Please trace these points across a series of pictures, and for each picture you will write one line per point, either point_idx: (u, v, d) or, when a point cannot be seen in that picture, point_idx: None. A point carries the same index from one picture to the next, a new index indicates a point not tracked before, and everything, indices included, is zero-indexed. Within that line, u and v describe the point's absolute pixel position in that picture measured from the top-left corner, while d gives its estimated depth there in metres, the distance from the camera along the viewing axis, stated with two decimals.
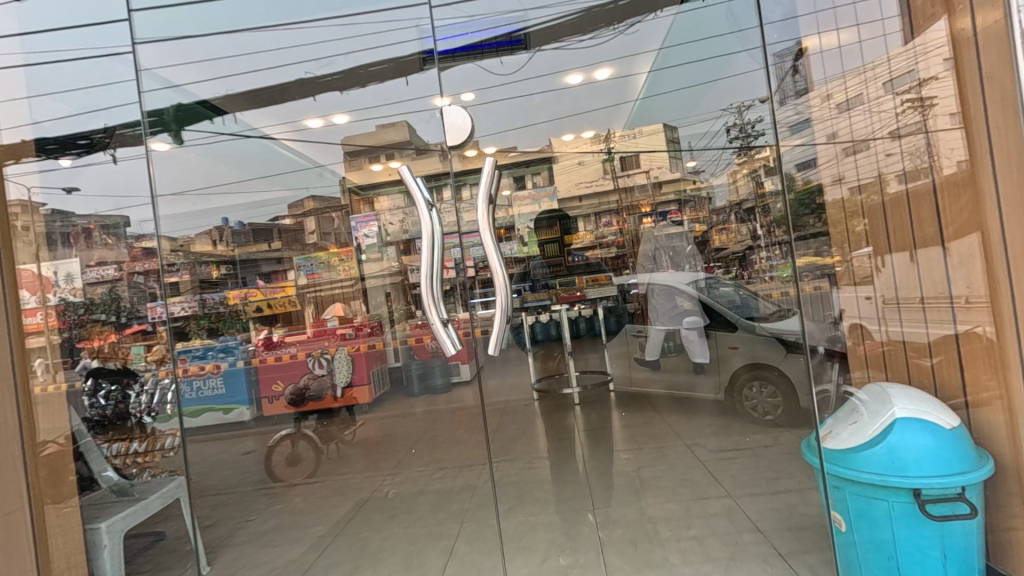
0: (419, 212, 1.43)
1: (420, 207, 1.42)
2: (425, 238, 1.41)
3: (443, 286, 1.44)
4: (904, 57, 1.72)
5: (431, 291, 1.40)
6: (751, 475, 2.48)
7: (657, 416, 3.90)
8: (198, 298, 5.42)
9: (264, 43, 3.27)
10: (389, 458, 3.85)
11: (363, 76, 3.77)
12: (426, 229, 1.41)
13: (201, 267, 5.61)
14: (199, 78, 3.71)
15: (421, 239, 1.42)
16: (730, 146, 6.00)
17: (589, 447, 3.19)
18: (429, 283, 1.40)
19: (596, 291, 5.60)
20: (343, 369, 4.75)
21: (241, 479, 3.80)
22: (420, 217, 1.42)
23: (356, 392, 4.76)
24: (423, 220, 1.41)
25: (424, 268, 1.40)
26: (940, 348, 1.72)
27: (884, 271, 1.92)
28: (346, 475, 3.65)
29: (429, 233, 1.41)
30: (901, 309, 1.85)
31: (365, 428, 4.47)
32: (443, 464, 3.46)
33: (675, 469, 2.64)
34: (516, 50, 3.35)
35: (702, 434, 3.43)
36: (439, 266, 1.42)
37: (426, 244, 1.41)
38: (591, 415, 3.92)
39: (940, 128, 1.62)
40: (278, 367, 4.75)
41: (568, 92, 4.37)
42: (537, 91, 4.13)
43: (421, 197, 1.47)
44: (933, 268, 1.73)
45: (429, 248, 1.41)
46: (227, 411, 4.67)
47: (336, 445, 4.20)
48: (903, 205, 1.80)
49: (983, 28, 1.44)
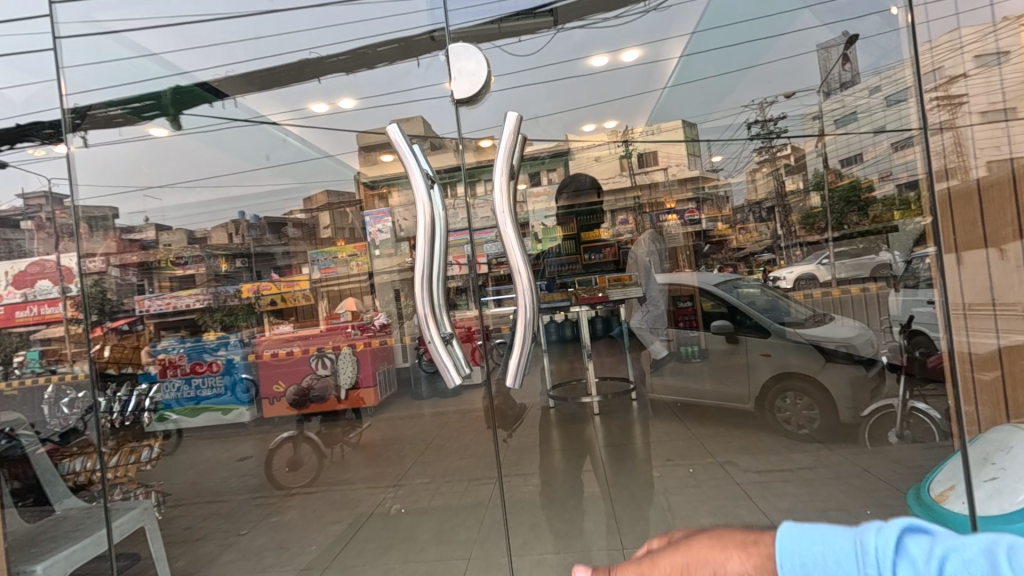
0: (417, 192, 1.15)
1: (418, 186, 1.14)
2: (424, 227, 1.14)
3: (447, 289, 1.17)
4: (932, 52, 1.61)
5: (428, 294, 1.13)
6: (798, 509, 2.20)
7: (683, 427, 3.63)
8: (212, 291, 5.32)
9: (279, 26, 3.13)
10: (395, 464, 3.65)
11: (369, 57, 3.40)
12: (425, 215, 1.14)
13: (209, 261, 5.48)
14: (208, 64, 3.56)
15: (417, 222, 1.16)
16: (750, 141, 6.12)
17: (610, 466, 2.93)
18: (424, 282, 1.13)
19: (620, 289, 3.86)
20: (348, 369, 4.52)
21: (237, 487, 3.62)
22: (417, 199, 1.15)
23: (361, 394, 4.48)
24: (421, 204, 1.14)
25: (420, 263, 1.13)
26: (1008, 358, 1.54)
27: (944, 276, 1.61)
28: (350, 484, 3.44)
29: (428, 221, 1.14)
30: (971, 318, 1.56)
31: (371, 430, 4.29)
32: (451, 476, 3.22)
33: (706, 497, 2.39)
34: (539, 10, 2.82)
35: (733, 452, 3.14)
36: (441, 259, 1.15)
37: (424, 233, 1.14)
38: (612, 425, 3.66)
39: (968, 125, 1.58)
40: (279, 366, 4.57)
41: (591, 78, 3.95)
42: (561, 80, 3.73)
43: (421, 170, 1.21)
44: (1010, 272, 1.53)
45: (428, 238, 1.14)
46: (225, 412, 4.50)
47: (340, 448, 4.05)
48: (974, 196, 1.57)
49: None
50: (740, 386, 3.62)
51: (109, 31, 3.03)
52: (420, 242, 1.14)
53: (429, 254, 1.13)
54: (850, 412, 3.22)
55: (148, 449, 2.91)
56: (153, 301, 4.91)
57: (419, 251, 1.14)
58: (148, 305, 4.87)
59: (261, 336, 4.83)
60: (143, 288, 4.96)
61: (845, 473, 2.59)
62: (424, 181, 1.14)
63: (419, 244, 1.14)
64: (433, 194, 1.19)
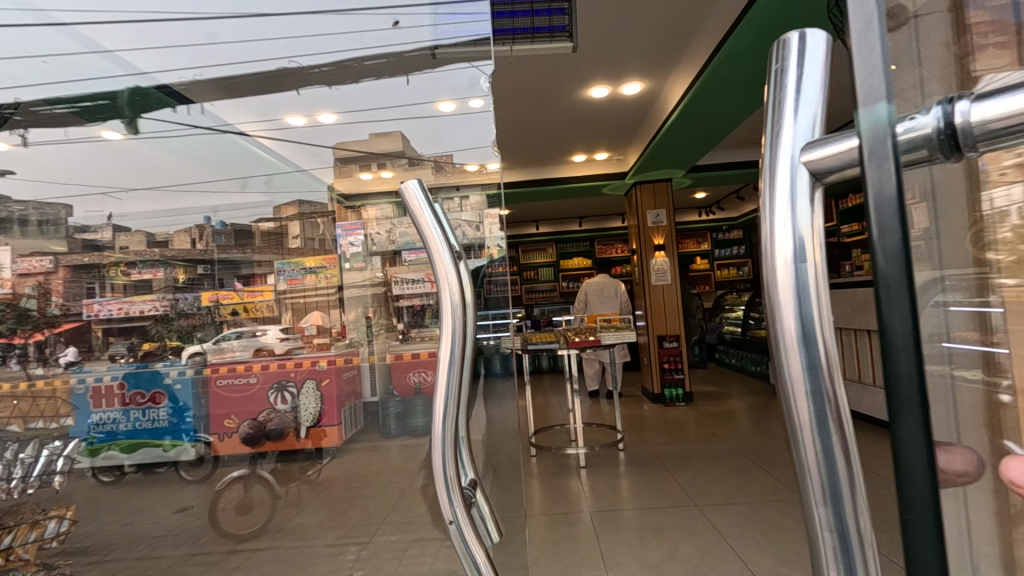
0: (437, 260, 0.51)
1: (443, 251, 0.51)
2: (454, 330, 0.50)
3: (471, 425, 0.56)
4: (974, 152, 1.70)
5: (452, 438, 0.50)
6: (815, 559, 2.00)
7: (677, 465, 3.27)
8: (170, 298, 4.58)
9: (228, 32, 2.65)
10: (355, 506, 3.28)
11: (354, 70, 2.94)
12: (455, 308, 0.51)
13: (164, 270, 4.67)
14: (172, 68, 3.13)
15: (436, 300, 0.51)
16: None
17: (597, 513, 2.65)
18: (446, 447, 0.50)
19: (612, 334, 3.52)
20: (310, 404, 3.95)
21: (175, 536, 3.17)
22: (440, 274, 0.51)
23: (324, 431, 3.92)
24: (451, 284, 0.50)
25: (439, 407, 0.50)
26: None
27: None
28: (305, 535, 3.02)
29: (461, 320, 0.50)
30: None
31: (332, 464, 3.86)
32: (421, 531, 2.89)
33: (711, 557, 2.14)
34: (557, 32, 1.90)
35: (734, 524, 2.33)
36: (466, 382, 0.52)
37: (453, 348, 0.50)
38: (604, 474, 3.23)
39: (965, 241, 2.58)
40: (232, 400, 4.00)
41: (507, 108, 3.69)
42: (538, 97, 3.55)
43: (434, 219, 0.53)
44: None
45: (461, 357, 0.50)
46: (167, 448, 3.82)
47: (296, 486, 3.64)
48: None
49: None
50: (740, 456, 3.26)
51: (59, 22, 2.77)
52: (445, 361, 0.50)
53: (458, 387, 0.51)
54: None
55: (54, 523, 2.65)
56: (102, 305, 4.38)
57: (437, 382, 0.51)
58: (97, 309, 4.35)
59: (212, 376, 4.02)
60: (93, 290, 4.42)
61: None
62: (453, 246, 0.52)
63: (441, 364, 0.51)
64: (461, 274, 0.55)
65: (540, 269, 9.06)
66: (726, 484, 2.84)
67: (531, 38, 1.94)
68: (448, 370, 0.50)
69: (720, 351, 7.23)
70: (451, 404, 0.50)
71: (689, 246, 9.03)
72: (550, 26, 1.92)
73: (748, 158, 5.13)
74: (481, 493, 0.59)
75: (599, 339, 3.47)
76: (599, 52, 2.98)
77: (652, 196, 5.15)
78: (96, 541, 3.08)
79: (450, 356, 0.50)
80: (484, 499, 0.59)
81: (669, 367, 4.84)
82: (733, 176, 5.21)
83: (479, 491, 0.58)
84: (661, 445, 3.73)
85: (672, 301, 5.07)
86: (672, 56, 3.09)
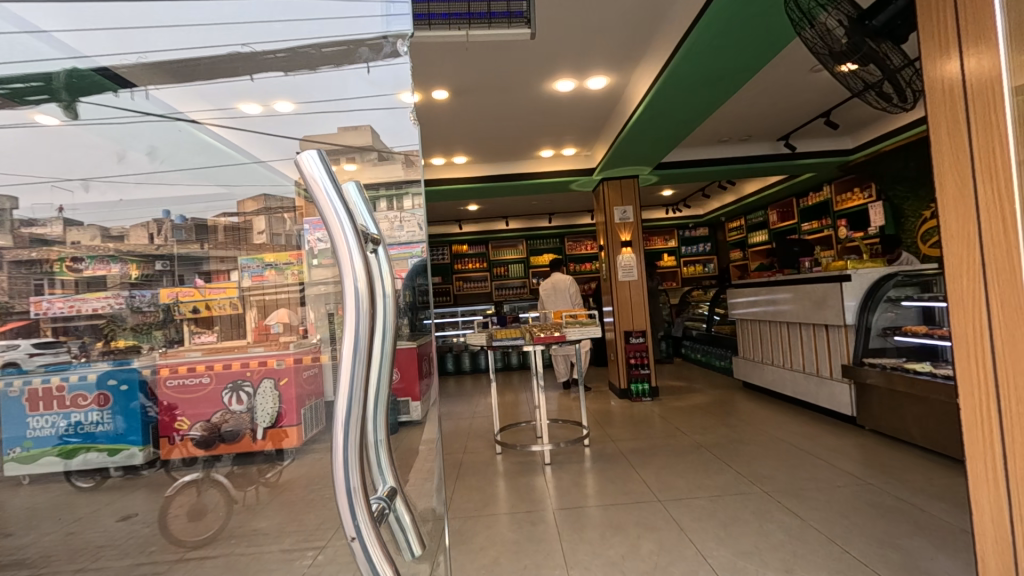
0: (339, 245, 0.45)
1: (347, 237, 0.44)
2: (358, 322, 0.44)
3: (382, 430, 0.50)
4: None
5: (357, 449, 0.44)
6: (773, 554, 2.01)
7: (640, 459, 3.29)
8: (128, 295, 3.98)
9: None
10: (316, 509, 3.17)
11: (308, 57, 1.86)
12: (361, 299, 0.45)
13: (115, 266, 3.88)
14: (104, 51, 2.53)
15: (343, 288, 0.45)
16: (879, 101, 1.89)
17: (560, 510, 2.63)
18: (349, 455, 0.44)
19: (577, 330, 3.48)
20: (267, 401, 3.68)
21: (118, 545, 2.94)
22: (342, 261, 0.44)
23: (284, 431, 3.68)
24: (355, 273, 0.44)
25: (342, 409, 0.44)
26: None
27: None
28: (260, 541, 2.88)
29: (369, 312, 0.45)
30: None
31: (293, 467, 3.73)
32: None
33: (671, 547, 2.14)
34: (515, 17, 1.83)
35: (695, 518, 2.34)
36: (371, 387, 0.45)
37: (358, 343, 0.44)
38: (568, 470, 3.23)
39: None
40: (191, 401, 3.77)
41: (471, 101, 3.63)
42: (503, 90, 3.50)
43: (336, 194, 0.46)
44: None
45: (366, 354, 0.45)
46: (113, 453, 3.70)
47: (253, 490, 3.49)
48: None
49: (973, 72, 1.27)
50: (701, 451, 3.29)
51: None
52: (349, 355, 0.45)
53: (364, 385, 0.45)
54: (786, 451, 3.19)
55: None
56: (52, 303, 3.81)
57: (340, 376, 0.45)
58: (46, 308, 3.77)
59: (163, 376, 3.79)
60: (43, 286, 3.73)
61: (819, 500, 2.43)
62: (357, 226, 0.45)
63: (344, 359, 0.45)
64: (372, 259, 0.51)
65: (509, 266, 9.06)
66: (687, 478, 2.86)
67: (488, 24, 1.85)
68: (352, 367, 0.44)
69: (684, 347, 7.36)
70: (355, 406, 0.45)
71: (656, 243, 9.18)
72: (508, 10, 1.84)
73: (712, 156, 5.20)
74: (399, 499, 0.55)
75: (564, 334, 3.45)
76: (562, 41, 2.92)
77: (618, 193, 5.17)
78: (31, 553, 2.89)
79: (354, 353, 0.44)
80: (403, 505, 0.55)
81: (635, 362, 4.87)
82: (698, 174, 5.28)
83: (397, 498, 0.55)
84: (626, 440, 3.75)
85: (638, 296, 5.11)
86: (637, 50, 3.08)
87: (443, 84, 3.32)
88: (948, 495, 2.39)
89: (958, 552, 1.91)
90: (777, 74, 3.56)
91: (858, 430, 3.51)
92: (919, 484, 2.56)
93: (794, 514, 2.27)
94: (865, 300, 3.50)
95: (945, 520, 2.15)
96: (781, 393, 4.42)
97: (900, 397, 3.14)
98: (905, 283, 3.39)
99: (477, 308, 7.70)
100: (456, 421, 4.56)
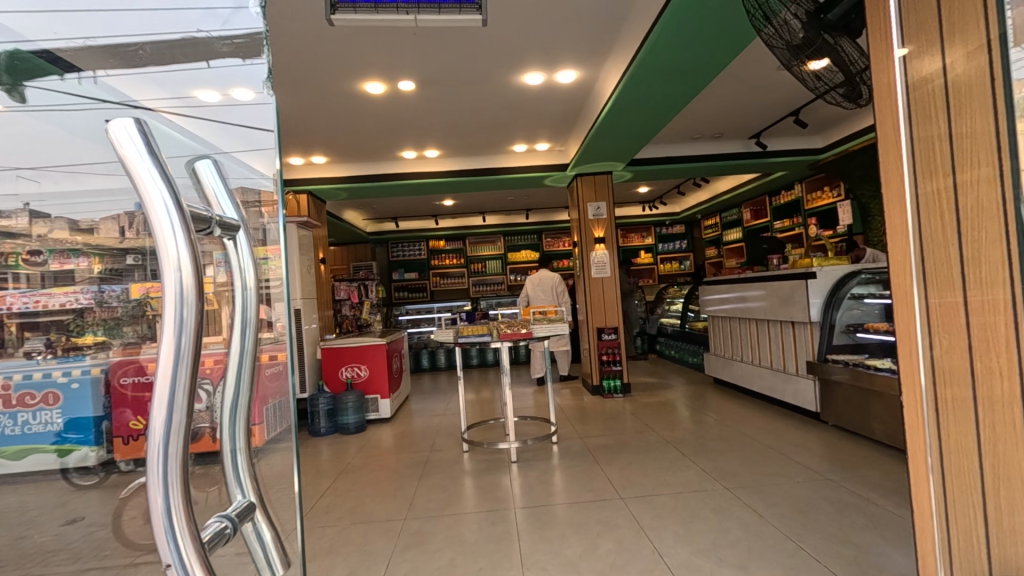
0: (161, 232, 0.38)
1: (168, 219, 0.38)
2: (182, 321, 0.37)
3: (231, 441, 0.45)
4: None
5: (177, 469, 0.38)
6: (729, 549, 2.00)
7: (607, 456, 3.28)
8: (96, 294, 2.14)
9: None
10: None
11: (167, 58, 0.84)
12: (185, 292, 0.37)
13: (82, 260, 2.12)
14: None
15: (167, 281, 0.37)
16: (842, 97, 1.88)
17: (523, 508, 2.59)
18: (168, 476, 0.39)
19: (544, 326, 3.45)
20: None
21: None
22: (163, 250, 0.38)
23: None
24: (178, 265, 0.37)
25: (157, 422, 0.38)
26: None
27: None
28: None
29: (194, 307, 0.38)
30: None
31: None
32: None
33: (626, 541, 2.13)
34: (465, 4, 1.80)
35: (656, 516, 2.33)
36: (197, 400, 0.39)
37: (181, 346, 0.38)
38: (535, 467, 3.20)
39: None
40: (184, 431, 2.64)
41: (440, 92, 3.54)
42: (470, 81, 3.42)
43: (158, 171, 0.39)
44: None
45: (192, 360, 0.38)
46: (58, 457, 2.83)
47: None
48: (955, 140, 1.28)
49: (921, 73, 1.26)
50: (668, 448, 3.30)
51: None
52: (166, 362, 0.38)
53: (191, 389, 0.39)
54: (752, 447, 3.21)
55: None
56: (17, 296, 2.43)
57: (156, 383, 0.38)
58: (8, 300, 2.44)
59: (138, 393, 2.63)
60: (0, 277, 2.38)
61: (779, 496, 2.44)
62: (184, 207, 0.39)
63: (159, 367, 0.38)
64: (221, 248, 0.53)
65: (487, 262, 9.00)
66: (650, 475, 2.86)
67: (438, 9, 1.83)
68: (172, 373, 0.37)
69: (659, 344, 7.38)
70: (178, 417, 0.39)
71: (633, 240, 9.21)
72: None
73: (685, 153, 5.22)
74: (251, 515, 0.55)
75: (532, 331, 3.41)
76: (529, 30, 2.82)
77: (592, 190, 5.17)
78: None
79: (176, 355, 0.37)
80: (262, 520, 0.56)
81: (607, 359, 4.87)
82: (670, 172, 5.30)
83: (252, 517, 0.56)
84: (595, 436, 3.74)
85: (611, 292, 5.10)
86: (606, 42, 3.04)
87: (409, 74, 3.25)
88: (902, 489, 2.43)
89: (909, 547, 1.94)
90: (746, 70, 3.56)
91: (822, 426, 3.56)
92: (875, 478, 2.60)
93: (753, 511, 2.28)
94: (829, 298, 3.54)
95: (897, 515, 2.18)
96: (750, 389, 4.47)
97: (862, 394, 3.18)
98: (869, 280, 3.45)
99: (455, 304, 7.62)
100: (428, 420, 4.48)
